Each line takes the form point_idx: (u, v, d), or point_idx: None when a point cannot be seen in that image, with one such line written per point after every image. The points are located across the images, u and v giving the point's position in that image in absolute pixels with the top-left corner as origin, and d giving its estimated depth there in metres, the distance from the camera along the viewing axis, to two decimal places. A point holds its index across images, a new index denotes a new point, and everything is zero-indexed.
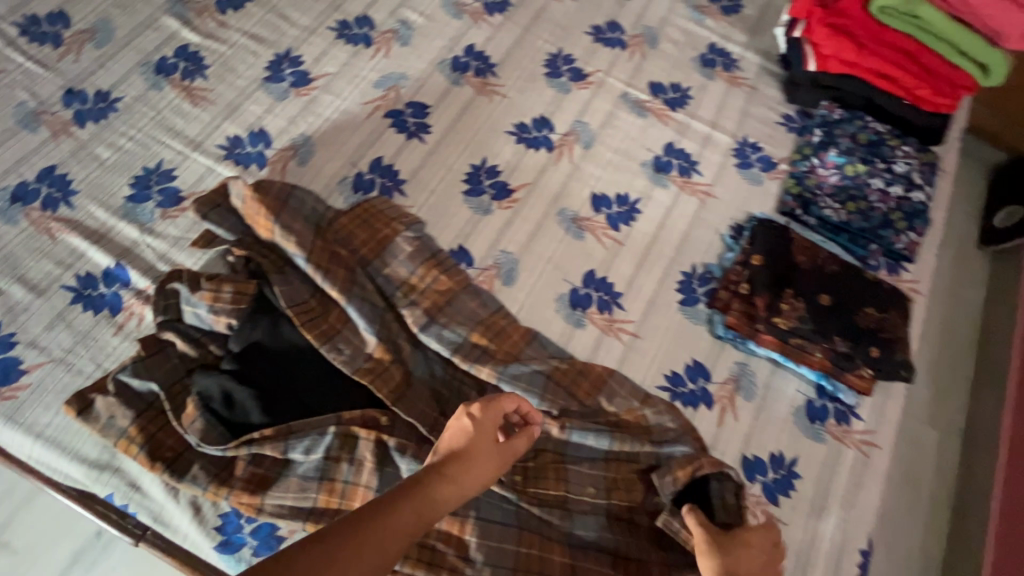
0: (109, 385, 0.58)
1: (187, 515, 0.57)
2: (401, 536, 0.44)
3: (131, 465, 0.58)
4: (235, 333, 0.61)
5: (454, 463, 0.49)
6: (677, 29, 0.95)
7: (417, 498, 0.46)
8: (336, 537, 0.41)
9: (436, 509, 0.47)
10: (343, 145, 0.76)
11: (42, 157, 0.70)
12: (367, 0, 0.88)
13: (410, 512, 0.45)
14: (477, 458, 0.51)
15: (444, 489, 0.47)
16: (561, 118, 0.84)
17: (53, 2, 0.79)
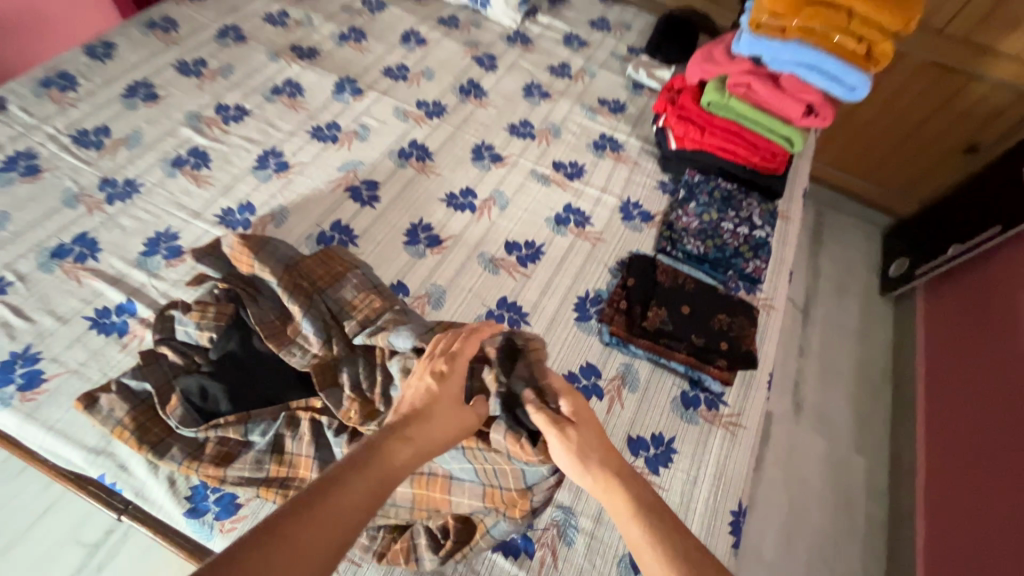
0: (112, 386, 0.74)
1: (163, 487, 0.71)
2: (365, 499, 0.48)
3: (122, 449, 0.73)
4: (215, 345, 0.78)
5: (409, 427, 0.55)
6: (575, 124, 1.25)
7: (383, 460, 0.51)
8: (309, 508, 0.44)
9: (398, 471, 0.51)
10: (311, 211, 1.00)
11: (78, 226, 0.92)
12: (336, 111, 1.17)
13: (374, 476, 0.49)
14: (435, 417, 0.57)
15: (405, 447, 0.53)
16: (482, 188, 1.09)
17: (100, 120, 1.06)
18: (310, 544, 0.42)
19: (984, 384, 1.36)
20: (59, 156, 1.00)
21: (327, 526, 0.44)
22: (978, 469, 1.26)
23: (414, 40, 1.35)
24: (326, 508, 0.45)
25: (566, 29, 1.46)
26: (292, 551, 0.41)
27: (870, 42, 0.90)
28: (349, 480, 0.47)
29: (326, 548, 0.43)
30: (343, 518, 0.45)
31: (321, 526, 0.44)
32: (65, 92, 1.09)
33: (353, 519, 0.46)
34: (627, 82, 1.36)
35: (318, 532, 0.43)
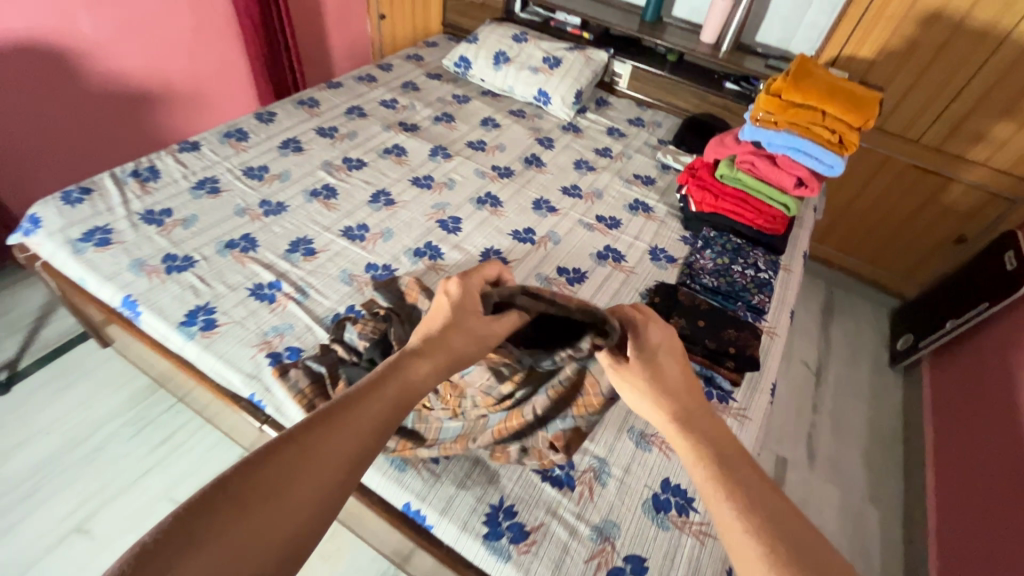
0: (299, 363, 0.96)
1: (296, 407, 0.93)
2: (382, 415, 0.57)
3: (267, 377, 0.97)
4: (371, 347, 0.97)
5: (425, 348, 0.65)
6: (615, 190, 1.57)
7: (402, 378, 0.60)
8: (328, 420, 0.52)
9: (414, 385, 0.61)
10: (411, 234, 1.31)
11: (244, 228, 1.24)
12: (431, 168, 1.52)
13: (392, 393, 0.59)
14: (453, 334, 0.68)
15: (419, 365, 0.62)
16: (540, 229, 1.39)
17: (262, 161, 1.44)
18: (334, 449, 0.51)
19: (982, 444, 1.48)
20: (233, 182, 1.36)
21: (346, 437, 0.52)
22: (981, 521, 1.34)
23: (491, 124, 1.75)
24: (345, 419, 0.53)
25: (609, 123, 1.85)
26: (315, 454, 0.50)
27: (839, 134, 1.21)
28: (367, 400, 0.56)
29: (348, 455, 0.52)
30: (361, 431, 0.54)
31: (343, 433, 0.52)
32: (239, 141, 1.48)
33: (375, 427, 0.55)
34: (657, 164, 1.70)
35: (340, 440, 0.52)
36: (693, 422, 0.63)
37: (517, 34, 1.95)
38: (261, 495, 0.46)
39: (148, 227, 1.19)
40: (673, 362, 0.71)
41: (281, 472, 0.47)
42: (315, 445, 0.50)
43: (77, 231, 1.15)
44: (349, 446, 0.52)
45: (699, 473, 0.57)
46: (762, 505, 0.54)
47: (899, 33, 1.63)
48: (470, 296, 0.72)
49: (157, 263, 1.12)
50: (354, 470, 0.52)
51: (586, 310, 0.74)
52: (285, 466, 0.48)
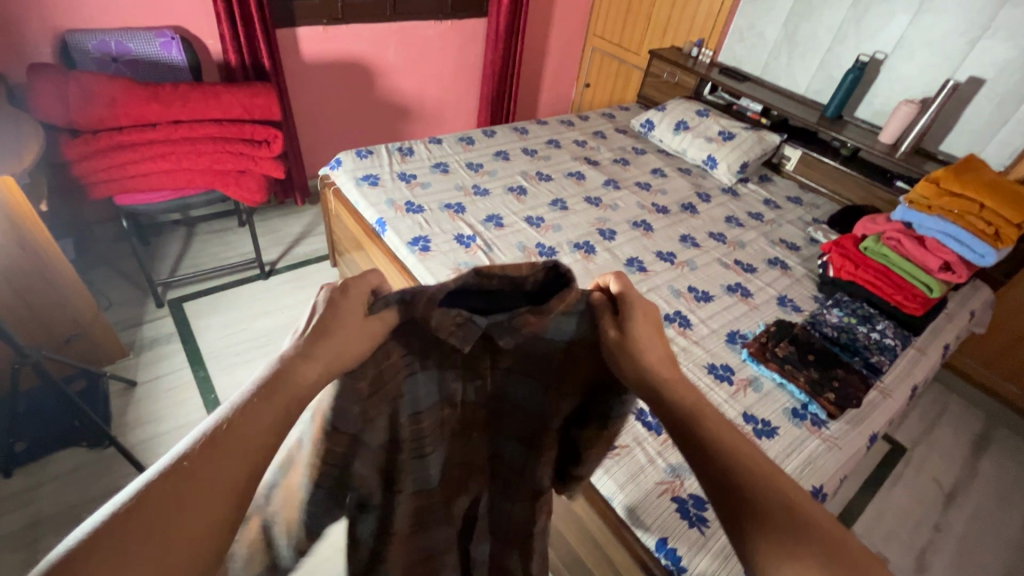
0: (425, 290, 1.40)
1: None
2: (258, 443, 0.44)
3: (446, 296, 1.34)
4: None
5: (315, 346, 0.51)
6: (757, 246, 1.74)
7: (281, 380, 0.48)
8: (184, 466, 0.40)
9: (305, 392, 0.49)
10: (574, 232, 1.64)
11: (458, 198, 1.69)
12: (601, 193, 1.86)
13: (283, 400, 0.47)
14: (340, 329, 0.54)
15: (307, 366, 0.50)
16: (681, 256, 1.62)
17: (479, 161, 1.91)
18: (205, 496, 0.40)
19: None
20: (458, 169, 1.84)
21: (216, 477, 0.41)
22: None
23: (659, 174, 2.05)
24: (216, 447, 0.41)
25: (767, 196, 2.03)
26: (189, 495, 0.39)
27: (996, 228, 1.31)
28: (244, 414, 0.44)
29: (224, 489, 0.41)
30: (237, 459, 0.42)
31: (214, 467, 0.41)
32: (468, 145, 1.99)
33: (255, 446, 0.44)
34: (806, 236, 1.83)
35: (206, 479, 0.40)
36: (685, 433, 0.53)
37: (701, 110, 2.27)
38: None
39: (401, 182, 1.70)
40: (652, 332, 0.61)
41: (116, 547, 0.36)
42: (179, 482, 0.39)
43: (359, 174, 1.69)
44: (228, 477, 0.41)
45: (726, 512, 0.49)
46: (797, 534, 0.44)
47: None
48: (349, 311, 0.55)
49: (402, 204, 1.60)
50: (242, 502, 0.42)
51: (537, 271, 0.64)
52: (131, 537, 0.36)
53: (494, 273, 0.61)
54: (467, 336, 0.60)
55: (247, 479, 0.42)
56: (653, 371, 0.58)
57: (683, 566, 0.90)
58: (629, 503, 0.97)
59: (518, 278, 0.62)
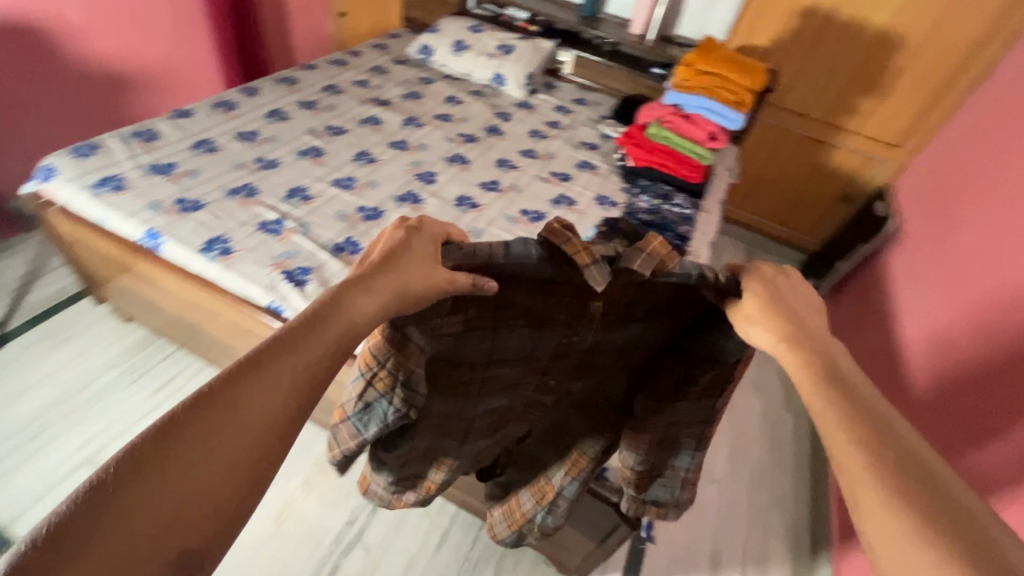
0: (245, 300, 1.16)
1: (301, 297, 1.13)
2: (305, 377, 0.48)
3: (294, 300, 1.13)
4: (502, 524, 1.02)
5: (375, 280, 0.55)
6: (565, 153, 1.83)
7: (340, 313, 0.52)
8: (238, 386, 0.44)
9: (358, 326, 0.53)
10: (392, 185, 1.50)
11: (243, 179, 1.41)
12: (405, 135, 1.73)
13: (332, 334, 0.51)
14: (405, 263, 0.58)
15: (363, 300, 0.54)
16: (504, 181, 1.62)
17: (252, 127, 1.59)
18: (251, 414, 0.43)
19: (1005, 252, 1.29)
20: (228, 143, 1.52)
21: (264, 400, 0.44)
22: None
23: (454, 101, 1.98)
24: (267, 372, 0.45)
25: (557, 103, 2.12)
26: (238, 415, 0.43)
27: (738, 96, 1.58)
28: (274, 357, 0.46)
29: (254, 432, 0.43)
30: (267, 400, 0.45)
31: (248, 406, 0.43)
32: (229, 110, 1.64)
33: (288, 393, 0.46)
34: (599, 134, 1.98)
35: (256, 404, 0.44)
36: (844, 372, 0.50)
37: (473, 26, 2.20)
38: (155, 478, 0.38)
39: (158, 176, 1.33)
40: (801, 304, 0.60)
41: (172, 446, 0.39)
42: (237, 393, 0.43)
43: (92, 179, 1.28)
44: (279, 399, 0.45)
45: (827, 423, 0.44)
46: (912, 460, 0.40)
47: (786, 25, 2.00)
48: (418, 252, 0.60)
49: (171, 204, 1.27)
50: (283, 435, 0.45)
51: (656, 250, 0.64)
52: (185, 441, 0.40)
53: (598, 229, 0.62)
54: (597, 276, 0.58)
55: (273, 426, 0.44)
56: (792, 319, 0.57)
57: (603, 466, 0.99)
58: None
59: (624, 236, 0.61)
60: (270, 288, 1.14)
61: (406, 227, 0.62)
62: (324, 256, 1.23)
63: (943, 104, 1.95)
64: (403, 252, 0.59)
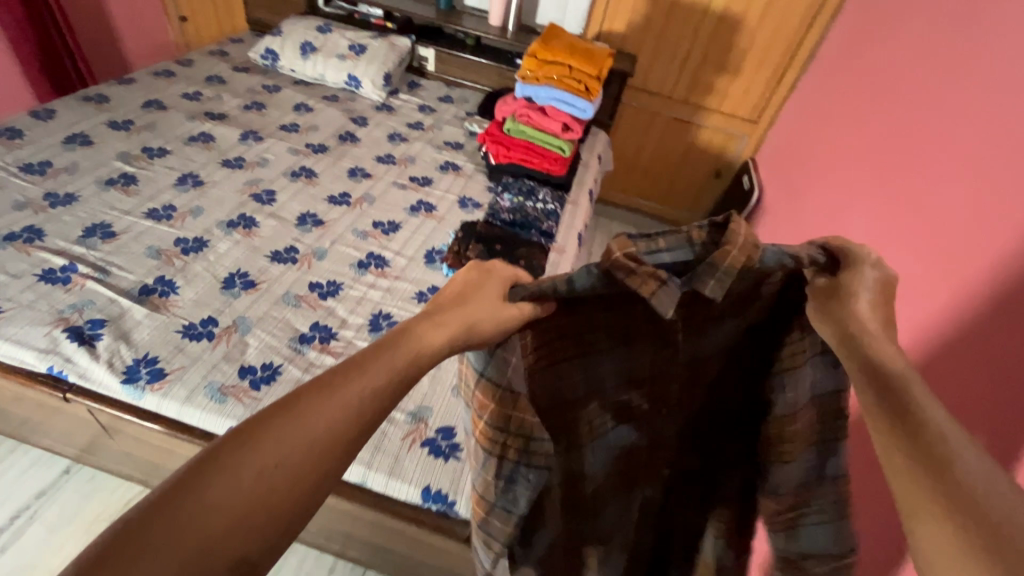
0: (16, 369, 0.95)
1: (88, 356, 0.95)
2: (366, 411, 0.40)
3: (81, 361, 0.95)
4: None
5: (444, 312, 0.48)
6: (427, 155, 1.73)
7: (406, 345, 0.44)
8: (292, 412, 0.37)
9: (427, 357, 0.44)
10: (221, 209, 1.33)
11: (25, 221, 1.18)
12: (241, 151, 1.55)
13: (398, 363, 0.43)
14: (476, 299, 0.50)
15: (435, 330, 0.46)
16: (356, 192, 1.50)
17: (43, 157, 1.35)
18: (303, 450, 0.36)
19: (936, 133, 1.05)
20: (9, 179, 1.27)
21: (317, 428, 0.37)
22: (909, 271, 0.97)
23: (303, 108, 1.81)
24: (325, 399, 0.38)
25: (421, 102, 2.01)
26: (290, 448, 0.35)
27: (585, 83, 1.54)
28: (350, 383, 0.40)
29: (315, 461, 0.36)
30: (322, 437, 0.37)
31: (310, 428, 0.37)
32: (13, 138, 1.38)
33: (356, 424, 0.39)
34: (466, 132, 1.90)
35: (314, 432, 0.37)
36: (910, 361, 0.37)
37: (322, 26, 2.04)
38: (190, 518, 0.31)
39: None
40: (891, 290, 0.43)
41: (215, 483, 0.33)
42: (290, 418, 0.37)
43: None
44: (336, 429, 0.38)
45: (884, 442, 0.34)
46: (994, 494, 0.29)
47: (638, 10, 2.01)
48: (489, 289, 0.52)
49: None
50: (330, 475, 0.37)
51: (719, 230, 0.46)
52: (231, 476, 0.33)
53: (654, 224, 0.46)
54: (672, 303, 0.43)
55: (339, 454, 0.38)
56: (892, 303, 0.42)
57: (451, 499, 0.88)
58: (382, 476, 0.89)
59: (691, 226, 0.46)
60: (49, 352, 0.95)
61: (478, 270, 0.55)
62: (125, 303, 1.06)
63: (787, 78, 2.04)
64: (475, 290, 0.52)
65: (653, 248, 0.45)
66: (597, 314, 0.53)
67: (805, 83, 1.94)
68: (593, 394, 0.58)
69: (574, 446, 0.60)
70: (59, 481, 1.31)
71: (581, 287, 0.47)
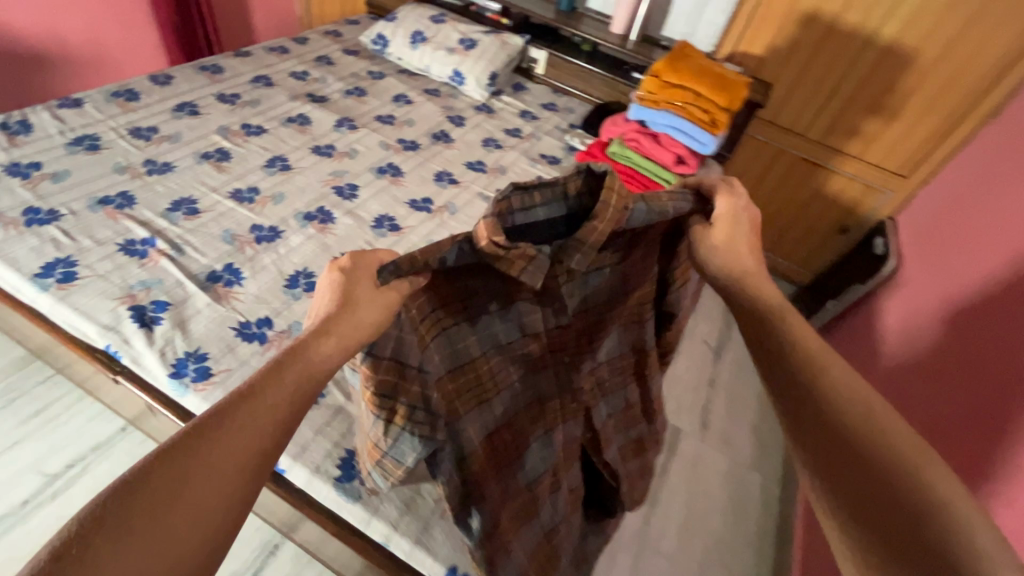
0: (79, 342, 0.95)
1: (143, 341, 0.92)
2: (273, 416, 0.52)
3: (135, 345, 0.92)
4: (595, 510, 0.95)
5: (330, 322, 0.58)
6: (519, 167, 1.61)
7: (298, 357, 0.55)
8: (212, 430, 0.48)
9: (317, 368, 0.56)
10: (302, 199, 1.30)
11: (121, 186, 1.20)
12: (334, 138, 1.51)
13: (295, 376, 0.55)
14: (355, 306, 0.60)
15: (323, 344, 0.57)
16: (439, 199, 1.41)
17: (151, 122, 1.38)
18: (225, 452, 0.48)
19: None
20: (117, 141, 1.30)
21: (236, 437, 0.49)
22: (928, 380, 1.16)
23: (403, 100, 1.75)
24: (238, 414, 0.50)
25: (522, 107, 1.89)
26: (213, 453, 0.47)
27: (712, 114, 1.31)
28: (258, 399, 0.51)
29: (244, 454, 0.49)
30: (241, 445, 0.49)
31: (231, 439, 0.48)
32: (129, 100, 1.42)
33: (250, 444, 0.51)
34: (564, 145, 1.76)
35: (232, 438, 0.48)
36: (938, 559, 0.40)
37: (436, 16, 1.97)
38: (133, 524, 0.41)
39: (12, 178, 1.13)
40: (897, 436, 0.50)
41: (152, 492, 0.43)
42: (211, 428, 0.48)
43: None
44: (251, 437, 0.50)
45: None
46: None
47: (783, 33, 1.76)
48: (361, 290, 0.62)
49: (17, 215, 1.06)
50: (253, 466, 0.49)
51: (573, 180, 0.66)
52: (164, 484, 0.44)
53: (530, 185, 0.63)
54: (541, 268, 0.63)
55: (256, 452, 0.50)
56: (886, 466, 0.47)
57: None
58: (408, 542, 0.79)
59: (558, 187, 0.64)
60: (109, 328, 0.93)
61: (340, 269, 0.63)
62: (191, 288, 1.03)
63: (960, 131, 1.69)
64: (355, 293, 0.61)
65: (532, 203, 0.64)
66: (475, 283, 0.68)
67: (963, 155, 1.66)
68: (498, 350, 0.73)
69: (490, 397, 0.74)
70: (111, 439, 1.35)
71: (452, 262, 0.60)
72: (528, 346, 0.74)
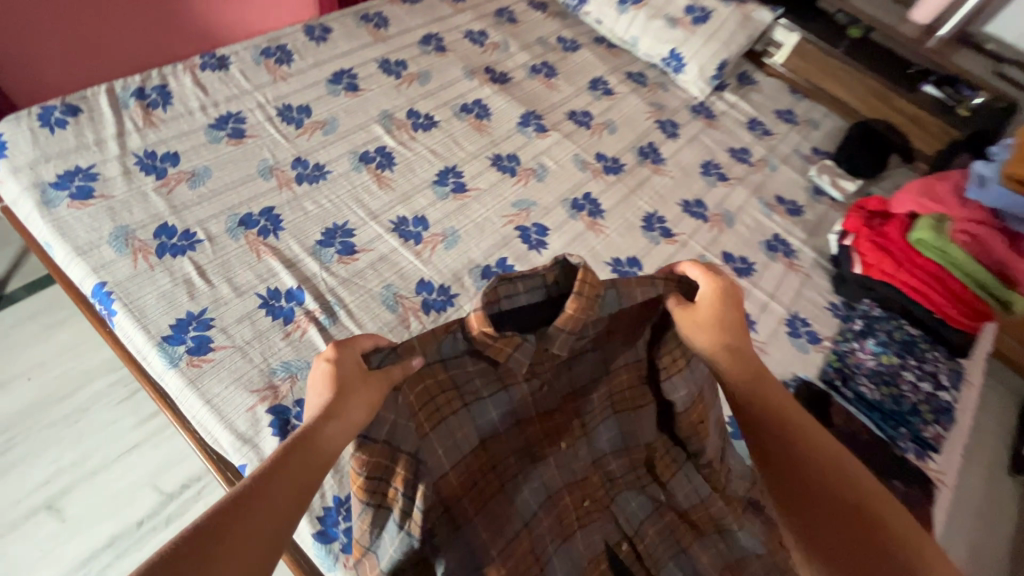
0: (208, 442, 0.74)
1: None
2: (284, 509, 0.49)
3: None
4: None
5: (341, 405, 0.52)
6: (750, 216, 1.18)
7: (305, 446, 0.51)
8: (219, 539, 0.44)
9: (328, 455, 0.52)
10: (479, 242, 0.98)
11: (267, 199, 0.93)
12: (517, 144, 1.15)
13: (302, 467, 0.51)
14: (353, 391, 0.53)
15: (330, 428, 0.52)
16: (649, 261, 1.03)
17: (304, 99, 1.08)
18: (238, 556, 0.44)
19: None
20: (263, 126, 1.02)
21: (243, 538, 0.45)
22: None
23: (602, 89, 1.33)
24: (243, 513, 0.46)
25: (751, 113, 1.40)
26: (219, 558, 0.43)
27: None
28: (266, 494, 0.48)
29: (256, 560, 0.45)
30: (251, 550, 0.45)
31: (243, 538, 0.45)
32: (281, 63, 1.13)
33: (297, 497, 0.50)
34: (808, 184, 1.28)
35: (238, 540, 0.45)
36: None
37: None
38: None
39: (145, 176, 0.89)
40: None
41: None
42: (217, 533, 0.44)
43: (52, 170, 0.86)
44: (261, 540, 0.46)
45: None
46: None
47: None
48: (349, 368, 0.54)
49: (147, 237, 0.83)
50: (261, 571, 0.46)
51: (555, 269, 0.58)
52: None
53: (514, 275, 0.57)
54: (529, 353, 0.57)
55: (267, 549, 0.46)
56: None
57: None
58: None
59: (539, 279, 0.57)
60: (245, 440, 0.70)
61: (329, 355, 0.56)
62: None
63: None
64: (350, 374, 0.54)
65: (513, 290, 0.57)
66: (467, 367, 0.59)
67: None
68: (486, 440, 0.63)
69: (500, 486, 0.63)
70: None
71: (449, 352, 0.57)
72: (520, 430, 0.65)
